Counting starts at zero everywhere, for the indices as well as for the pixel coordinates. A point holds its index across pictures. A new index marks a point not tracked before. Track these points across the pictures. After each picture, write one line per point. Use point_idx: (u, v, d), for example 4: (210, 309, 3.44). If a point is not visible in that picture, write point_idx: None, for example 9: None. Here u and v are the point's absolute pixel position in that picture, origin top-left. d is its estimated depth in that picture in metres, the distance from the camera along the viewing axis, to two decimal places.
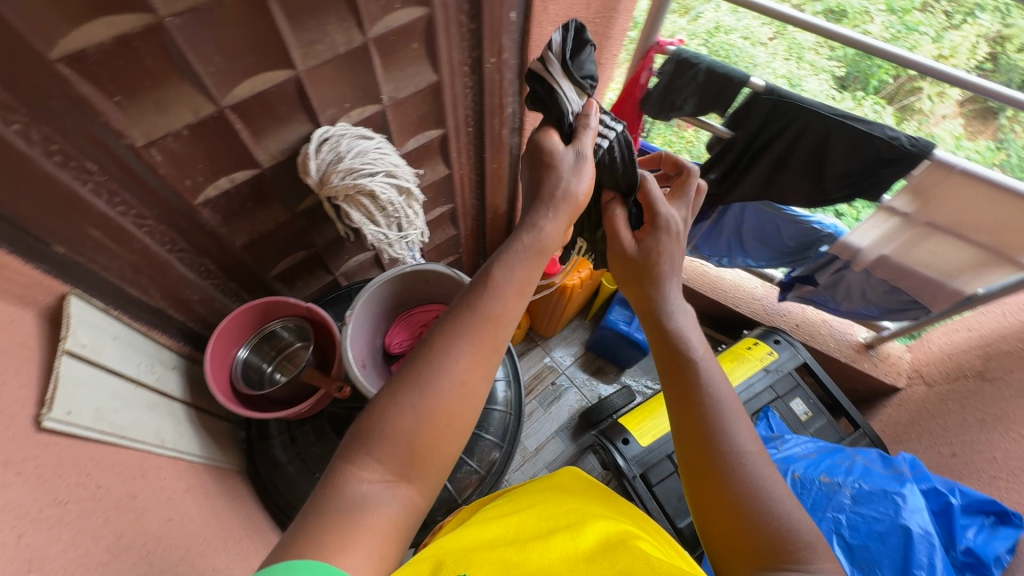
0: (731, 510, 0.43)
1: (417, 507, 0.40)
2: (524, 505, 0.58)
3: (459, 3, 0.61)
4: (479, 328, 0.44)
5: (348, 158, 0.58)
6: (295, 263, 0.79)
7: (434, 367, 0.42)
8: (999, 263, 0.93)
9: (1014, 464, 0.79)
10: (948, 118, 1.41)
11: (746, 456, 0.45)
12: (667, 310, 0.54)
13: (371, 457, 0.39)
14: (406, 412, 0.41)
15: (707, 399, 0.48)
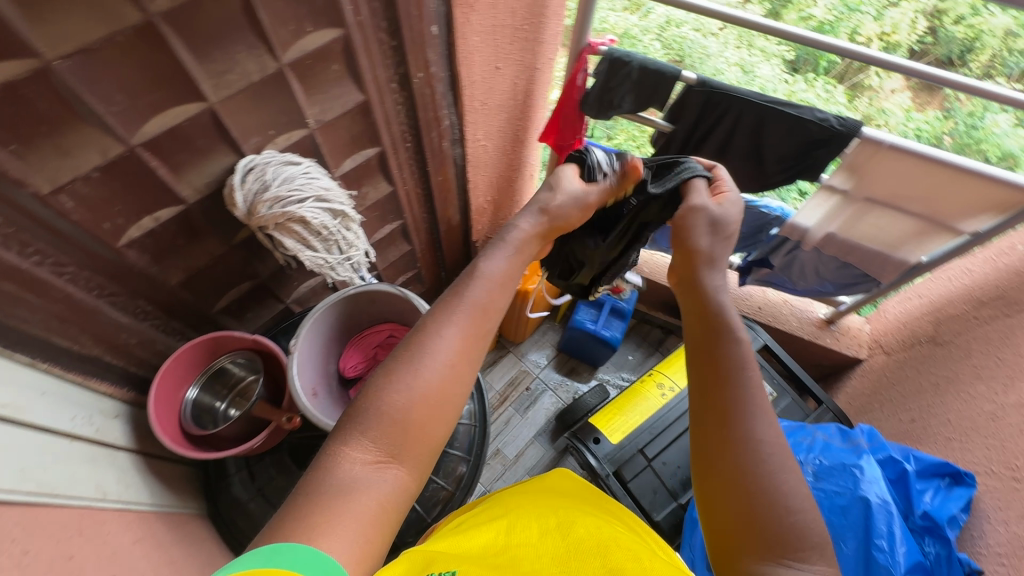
0: (750, 501, 0.43)
1: (405, 487, 0.44)
2: (512, 505, 0.57)
3: (376, 22, 0.61)
4: (468, 316, 0.50)
5: (275, 184, 0.57)
6: (240, 294, 0.77)
7: (425, 348, 0.47)
8: (938, 231, 0.96)
9: (966, 424, 0.81)
10: (898, 92, 1.52)
11: (768, 446, 0.45)
12: (716, 288, 0.55)
13: (361, 439, 0.44)
14: (400, 390, 0.45)
15: (744, 382, 0.49)
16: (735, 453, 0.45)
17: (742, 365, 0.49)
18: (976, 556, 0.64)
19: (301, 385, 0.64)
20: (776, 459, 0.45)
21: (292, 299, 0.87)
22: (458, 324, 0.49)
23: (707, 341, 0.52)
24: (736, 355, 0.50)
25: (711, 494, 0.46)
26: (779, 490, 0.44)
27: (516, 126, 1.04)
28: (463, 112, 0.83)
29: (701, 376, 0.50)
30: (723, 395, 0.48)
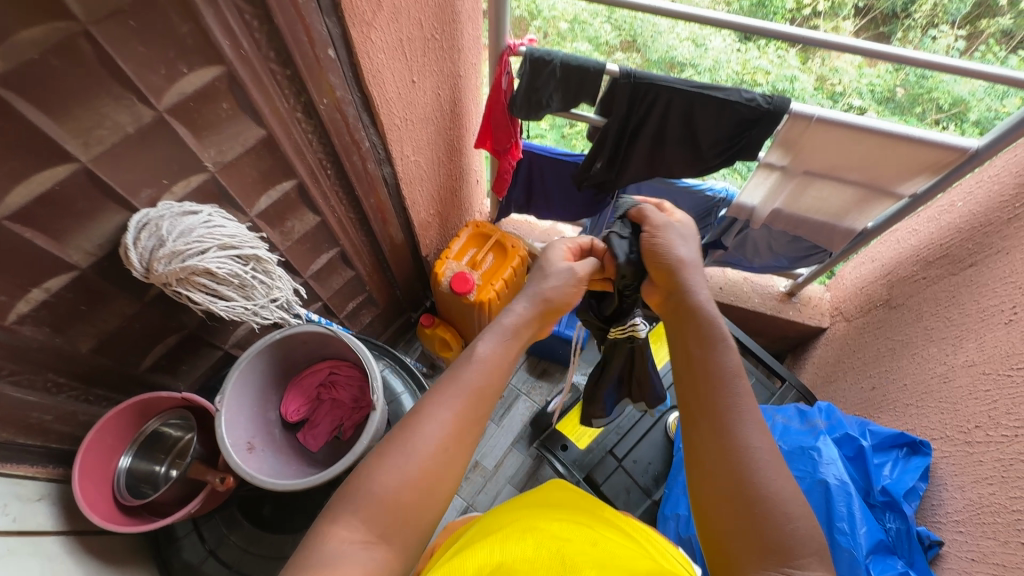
0: (749, 514, 0.42)
1: (392, 569, 0.42)
2: (510, 524, 0.53)
3: (263, 53, 0.58)
4: (462, 398, 0.49)
5: (171, 239, 0.53)
6: (167, 349, 0.73)
7: (417, 430, 0.46)
8: (879, 197, 0.96)
9: (921, 388, 0.82)
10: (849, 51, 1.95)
11: (761, 454, 0.44)
12: (692, 297, 0.53)
13: (350, 517, 0.42)
14: (392, 470, 0.44)
15: (727, 394, 0.47)
16: (729, 464, 0.44)
17: (727, 375, 0.48)
18: (935, 526, 0.65)
19: (231, 440, 0.60)
20: (770, 466, 0.43)
21: (231, 344, 0.83)
22: (455, 405, 0.48)
23: (689, 354, 0.51)
24: (721, 364, 0.49)
25: (706, 508, 0.45)
26: (771, 497, 0.42)
27: (449, 135, 1.01)
28: (384, 132, 0.81)
29: (688, 395, 0.49)
30: (708, 410, 0.47)
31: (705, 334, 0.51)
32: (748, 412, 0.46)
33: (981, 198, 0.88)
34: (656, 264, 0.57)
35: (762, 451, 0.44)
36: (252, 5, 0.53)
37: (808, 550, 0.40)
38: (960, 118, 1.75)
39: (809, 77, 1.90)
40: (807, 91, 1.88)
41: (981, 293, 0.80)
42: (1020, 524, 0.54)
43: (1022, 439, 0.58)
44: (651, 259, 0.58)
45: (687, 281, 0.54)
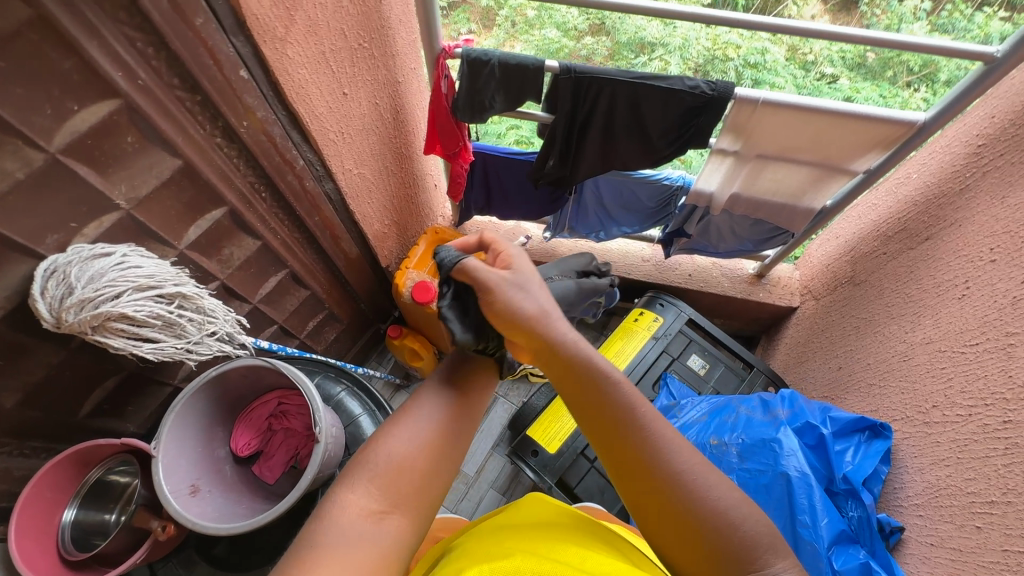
0: (701, 527, 0.43)
1: (404, 536, 0.45)
2: (487, 549, 0.45)
3: (165, 80, 0.55)
4: (454, 388, 0.55)
5: (78, 285, 0.50)
6: (107, 393, 0.70)
7: (418, 411, 0.52)
8: (834, 175, 0.94)
9: (884, 367, 0.81)
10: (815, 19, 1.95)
11: (692, 472, 0.44)
12: (564, 346, 0.50)
13: (363, 487, 0.46)
14: (400, 442, 0.49)
15: (641, 433, 0.46)
16: (670, 498, 0.44)
17: (623, 417, 0.47)
18: (896, 510, 0.65)
19: (172, 487, 0.59)
20: (702, 479, 0.44)
21: (181, 379, 0.80)
22: (449, 393, 0.55)
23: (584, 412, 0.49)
24: (612, 410, 0.47)
25: (661, 532, 0.45)
26: (722, 507, 0.43)
27: (394, 144, 0.99)
28: (319, 148, 0.78)
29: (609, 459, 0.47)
30: (631, 464, 0.46)
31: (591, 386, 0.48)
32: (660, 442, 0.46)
33: (935, 169, 0.87)
34: (512, 327, 0.51)
35: (691, 468, 0.45)
36: (143, 33, 0.50)
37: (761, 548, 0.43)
38: (930, 79, 1.62)
39: (780, 48, 1.83)
40: (779, 62, 1.82)
41: (936, 267, 0.79)
42: (974, 507, 0.54)
43: (976, 419, 0.58)
44: (502, 321, 0.52)
45: (550, 333, 0.50)
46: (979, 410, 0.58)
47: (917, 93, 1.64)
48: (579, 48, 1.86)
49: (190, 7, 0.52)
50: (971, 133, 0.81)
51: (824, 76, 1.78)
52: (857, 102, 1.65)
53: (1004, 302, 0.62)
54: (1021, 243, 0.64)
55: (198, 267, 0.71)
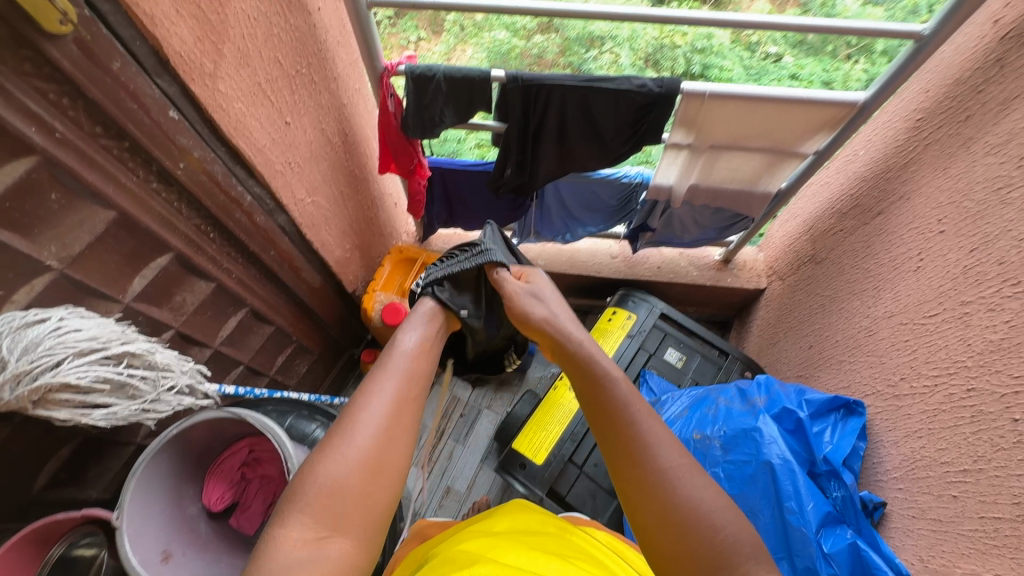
0: (680, 529, 0.41)
1: (352, 561, 0.41)
2: (473, 552, 0.48)
3: (86, 130, 0.51)
4: (394, 384, 0.51)
5: (12, 359, 0.46)
6: (62, 463, 0.66)
7: (356, 420, 0.47)
8: (786, 159, 0.96)
9: (852, 342, 0.83)
10: None
11: (676, 470, 0.44)
12: (578, 346, 0.56)
13: (299, 515, 0.41)
14: (336, 461, 0.44)
15: (630, 423, 0.47)
16: (653, 491, 0.43)
17: (621, 403, 0.49)
18: (877, 485, 0.66)
19: (142, 557, 0.55)
20: (687, 477, 0.43)
21: (144, 437, 0.76)
22: (390, 389, 0.51)
23: (585, 396, 0.51)
24: (613, 396, 0.49)
25: (642, 528, 0.43)
26: (700, 507, 0.42)
27: (347, 167, 0.96)
28: (266, 181, 0.75)
29: (601, 444, 0.48)
30: (622, 448, 0.46)
31: (594, 374, 0.52)
32: (648, 435, 0.47)
33: (880, 145, 0.89)
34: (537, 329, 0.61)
35: (673, 464, 0.44)
36: (54, 83, 0.47)
37: (745, 553, 0.40)
38: (868, 50, 1.67)
39: (724, 31, 1.86)
40: (724, 45, 1.83)
41: (890, 241, 0.81)
42: (949, 477, 0.55)
43: (942, 388, 0.60)
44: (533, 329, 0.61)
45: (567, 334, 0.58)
46: (945, 380, 0.60)
47: (857, 65, 1.68)
48: (530, 47, 1.84)
49: (105, 52, 0.49)
50: (909, 107, 0.83)
51: (768, 55, 1.77)
52: (800, 79, 1.69)
53: (957, 271, 0.64)
54: (966, 213, 0.66)
55: (149, 319, 0.67)
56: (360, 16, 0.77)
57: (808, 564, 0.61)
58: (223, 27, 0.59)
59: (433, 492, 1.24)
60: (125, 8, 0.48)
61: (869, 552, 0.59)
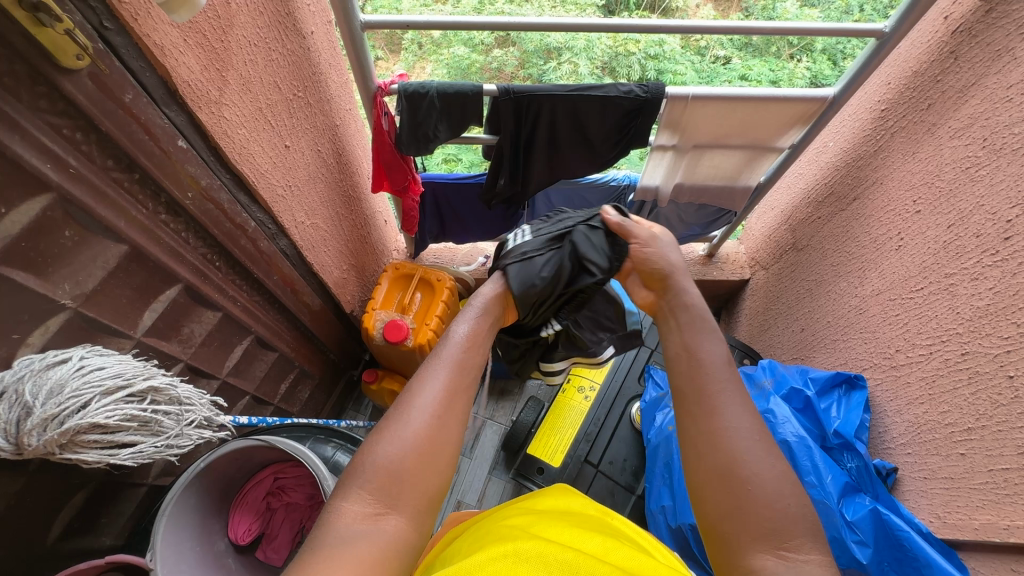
0: (739, 492, 0.43)
1: (407, 537, 0.43)
2: (512, 530, 0.50)
3: (99, 163, 0.51)
4: (447, 370, 0.53)
5: (38, 403, 0.45)
6: (75, 512, 0.63)
7: (412, 404, 0.49)
8: (764, 154, 1.02)
9: (843, 321, 0.89)
10: (701, 7, 2.10)
11: (748, 436, 0.46)
12: (682, 296, 0.58)
13: (358, 490, 0.44)
14: (392, 442, 0.46)
15: (718, 378, 0.50)
16: (721, 451, 0.45)
17: (712, 362, 0.51)
18: (887, 452, 0.70)
19: None
20: (757, 449, 0.45)
21: (155, 476, 0.73)
22: (443, 376, 0.52)
23: (681, 342, 0.54)
24: (707, 352, 0.52)
25: (700, 487, 0.45)
26: (768, 475, 0.43)
27: (341, 188, 0.96)
28: (268, 206, 0.75)
29: (682, 384, 0.51)
30: (700, 397, 0.49)
31: (697, 325, 0.55)
32: (726, 396, 0.48)
33: (849, 135, 0.95)
34: (651, 273, 0.61)
35: (747, 432, 0.46)
36: (68, 119, 0.46)
37: (801, 528, 0.41)
38: (809, 49, 1.81)
39: (675, 38, 1.95)
40: (675, 50, 1.93)
41: (869, 224, 0.86)
42: (955, 436, 0.60)
43: (937, 354, 0.64)
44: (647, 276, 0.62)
45: (677, 285, 0.59)
46: (939, 347, 0.64)
47: (800, 63, 1.79)
48: (490, 61, 1.90)
49: (118, 84, 0.48)
50: (874, 98, 0.89)
51: (718, 58, 1.91)
52: (751, 79, 1.79)
53: (937, 246, 0.69)
54: (938, 192, 0.71)
55: (158, 353, 0.65)
56: (355, 38, 0.78)
57: (834, 534, 0.63)
58: (226, 54, 0.59)
59: (445, 507, 1.22)
60: (136, 39, 0.48)
61: (889, 516, 0.61)
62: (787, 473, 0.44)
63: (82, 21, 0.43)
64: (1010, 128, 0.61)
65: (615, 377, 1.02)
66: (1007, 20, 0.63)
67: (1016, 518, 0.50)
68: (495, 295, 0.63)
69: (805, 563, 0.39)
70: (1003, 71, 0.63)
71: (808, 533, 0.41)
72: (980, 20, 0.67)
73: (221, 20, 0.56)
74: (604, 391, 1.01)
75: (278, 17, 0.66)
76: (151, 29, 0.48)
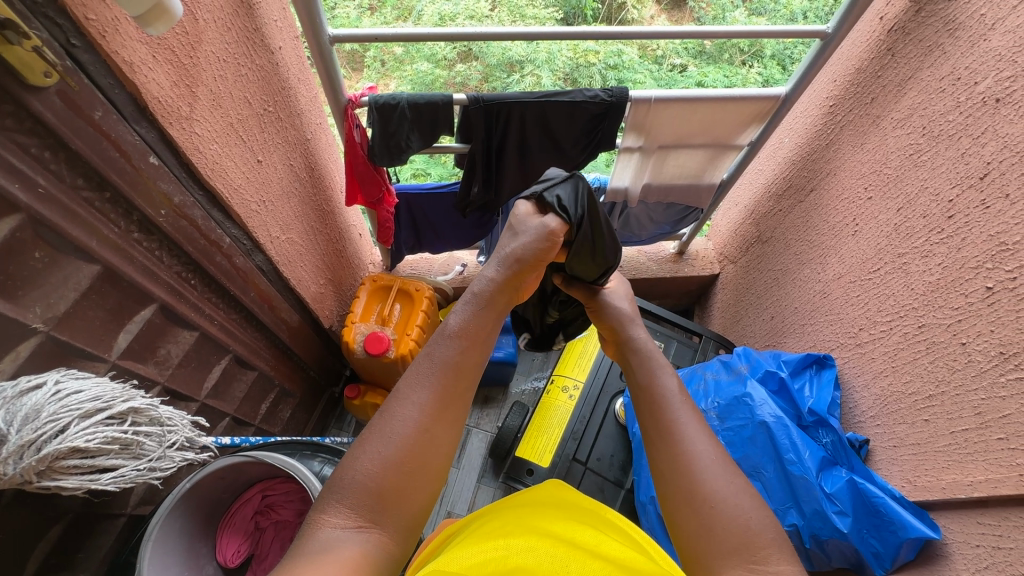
0: (705, 513, 0.45)
1: (387, 549, 0.44)
2: (506, 522, 0.52)
3: (69, 182, 0.50)
4: (439, 375, 0.51)
5: (13, 431, 0.43)
6: (50, 547, 0.60)
7: (395, 416, 0.48)
8: (725, 151, 1.06)
9: (810, 306, 0.93)
10: (655, 17, 2.19)
11: (701, 454, 0.48)
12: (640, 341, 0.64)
13: (337, 504, 0.44)
14: (374, 459, 0.46)
15: (674, 412, 0.53)
16: (685, 476, 0.47)
17: (667, 393, 0.55)
18: (859, 426, 0.74)
19: None
20: (717, 468, 0.47)
21: (134, 505, 0.71)
22: (431, 383, 0.51)
23: (641, 378, 0.58)
24: (663, 385, 0.56)
25: (671, 510, 0.47)
26: (728, 493, 0.45)
27: (315, 202, 0.96)
28: (243, 222, 0.74)
29: (646, 414, 0.54)
30: (659, 425, 0.52)
31: (649, 364, 0.59)
32: (686, 423, 0.51)
33: (802, 131, 1.01)
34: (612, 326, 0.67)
35: (706, 453, 0.48)
36: (36, 137, 0.46)
37: (766, 541, 0.43)
38: (759, 55, 1.92)
39: (632, 47, 2.02)
40: (634, 59, 2.01)
41: (826, 213, 0.91)
42: (918, 404, 0.63)
43: (897, 329, 0.69)
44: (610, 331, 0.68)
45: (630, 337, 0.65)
46: (898, 322, 0.69)
47: (752, 68, 1.89)
48: (453, 75, 1.94)
49: (86, 102, 0.48)
50: (822, 96, 0.95)
51: (675, 66, 1.99)
52: (707, 85, 1.87)
53: (890, 229, 0.74)
54: (887, 178, 0.76)
55: (134, 376, 0.64)
56: (323, 51, 0.78)
57: (815, 506, 0.67)
58: (195, 70, 0.59)
59: (435, 518, 1.21)
60: (103, 56, 0.48)
61: (865, 485, 0.64)
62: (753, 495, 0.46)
63: (49, 38, 0.43)
64: (945, 115, 0.66)
65: (598, 375, 1.03)
66: (935, 18, 0.68)
67: (978, 475, 0.54)
68: (494, 279, 0.60)
69: (775, 574, 0.41)
70: (935, 65, 0.68)
71: (774, 541, 0.43)
72: (912, 19, 0.72)
73: (189, 36, 0.57)
74: (587, 389, 1.02)
75: (246, 33, 0.66)
76: (119, 45, 0.48)
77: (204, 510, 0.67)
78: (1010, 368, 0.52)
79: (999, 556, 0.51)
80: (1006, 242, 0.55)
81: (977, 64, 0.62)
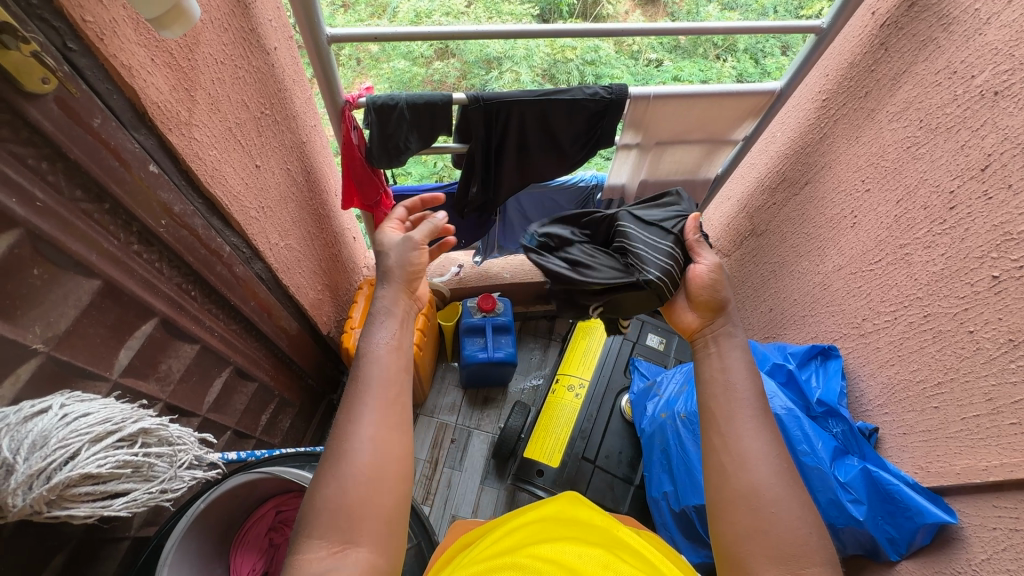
0: (763, 517, 0.46)
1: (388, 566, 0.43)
2: (519, 543, 0.51)
3: (67, 195, 0.47)
4: (374, 390, 0.50)
5: (20, 460, 0.41)
6: None
7: (353, 435, 0.47)
8: (721, 146, 1.07)
9: (809, 297, 0.95)
10: (630, 12, 2.20)
11: (770, 458, 0.49)
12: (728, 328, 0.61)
13: (316, 535, 0.43)
14: (332, 486, 0.45)
15: (749, 411, 0.52)
16: (748, 474, 0.48)
17: (744, 390, 0.54)
18: (866, 414, 0.76)
19: None
20: (778, 475, 0.48)
21: (138, 527, 0.68)
22: (371, 403, 0.50)
23: (719, 366, 0.57)
24: (737, 382, 0.55)
25: (721, 506, 0.48)
26: (793, 500, 0.46)
27: (311, 206, 0.93)
28: (242, 229, 0.71)
29: (713, 403, 0.54)
30: (727, 418, 0.52)
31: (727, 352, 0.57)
32: (754, 423, 0.51)
33: (795, 125, 1.02)
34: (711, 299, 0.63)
35: (774, 459, 0.49)
36: (33, 148, 0.43)
37: (813, 551, 0.44)
38: (733, 50, 1.94)
39: (609, 43, 2.02)
40: (611, 55, 2.01)
41: (822, 205, 0.92)
42: (926, 391, 0.65)
43: (902, 318, 0.70)
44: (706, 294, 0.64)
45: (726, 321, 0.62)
46: (902, 311, 0.70)
47: (726, 63, 1.92)
48: (431, 73, 1.91)
49: (85, 109, 0.45)
50: (815, 90, 0.97)
51: (651, 61, 2.00)
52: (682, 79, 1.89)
53: (889, 221, 0.75)
54: (885, 171, 0.77)
55: (137, 394, 0.61)
56: (320, 51, 0.76)
57: (830, 496, 0.68)
58: (193, 73, 0.56)
59: (440, 523, 1.20)
60: (101, 60, 0.45)
61: (879, 473, 0.66)
62: (804, 499, 0.47)
63: (46, 42, 0.41)
64: (943, 108, 0.67)
65: (602, 373, 1.04)
66: (929, 13, 0.70)
67: (992, 459, 0.55)
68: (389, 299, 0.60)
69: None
70: (930, 58, 0.70)
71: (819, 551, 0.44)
72: (905, 13, 0.74)
73: (186, 38, 0.54)
74: (593, 388, 1.03)
75: (242, 33, 0.64)
76: (118, 48, 0.46)
77: (213, 529, 0.65)
78: (1020, 355, 0.53)
79: (1017, 538, 0.52)
80: (1010, 232, 0.56)
81: (973, 58, 0.63)
